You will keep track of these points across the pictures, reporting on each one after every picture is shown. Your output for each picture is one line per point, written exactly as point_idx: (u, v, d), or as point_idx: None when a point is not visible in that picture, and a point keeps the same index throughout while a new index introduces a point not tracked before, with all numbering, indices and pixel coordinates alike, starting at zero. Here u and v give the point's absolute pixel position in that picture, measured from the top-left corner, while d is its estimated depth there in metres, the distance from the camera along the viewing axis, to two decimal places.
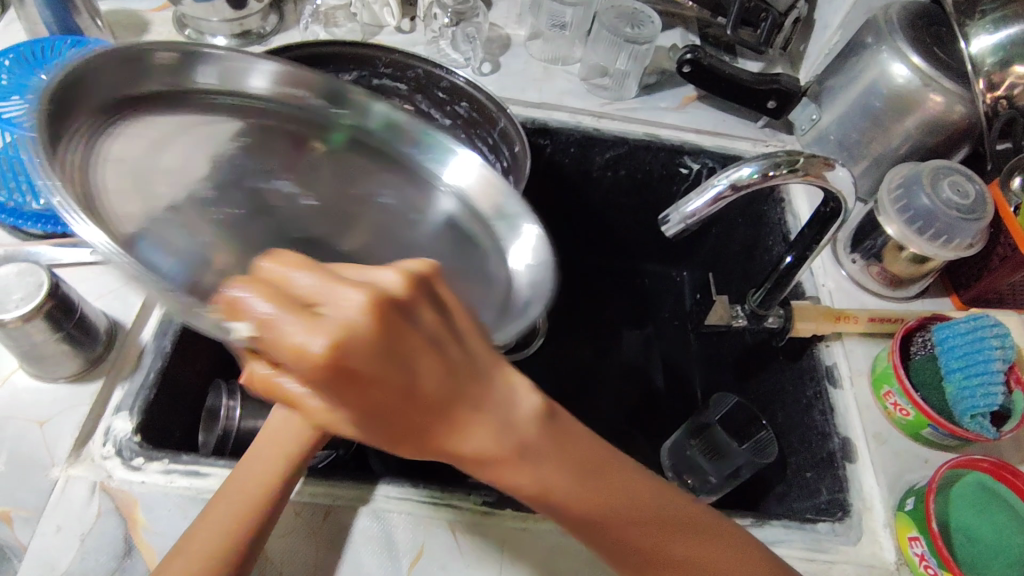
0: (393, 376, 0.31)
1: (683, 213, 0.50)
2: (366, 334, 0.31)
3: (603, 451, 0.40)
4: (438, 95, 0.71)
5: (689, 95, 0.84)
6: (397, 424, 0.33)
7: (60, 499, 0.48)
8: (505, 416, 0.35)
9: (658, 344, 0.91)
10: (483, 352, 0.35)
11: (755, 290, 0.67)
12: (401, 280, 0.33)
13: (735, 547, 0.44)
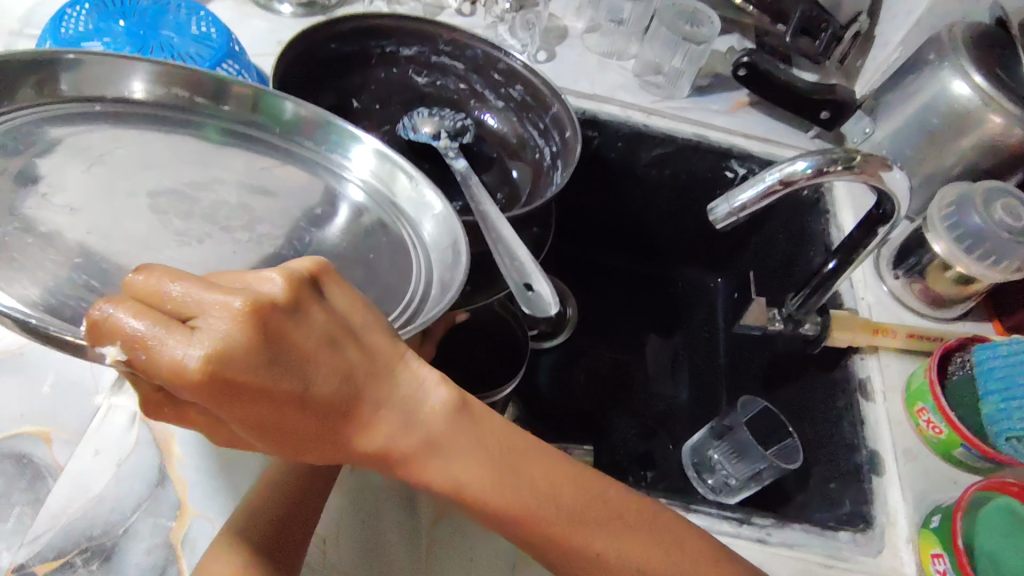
0: (282, 379, 0.33)
1: (731, 204, 0.50)
2: (244, 343, 0.31)
3: (519, 444, 0.40)
4: (494, 77, 0.71)
5: (741, 100, 0.83)
6: (295, 425, 0.34)
7: (100, 425, 0.49)
8: (402, 411, 0.37)
9: (686, 350, 0.91)
10: (379, 350, 0.37)
11: (795, 295, 0.67)
12: (282, 284, 0.34)
13: (669, 537, 0.44)
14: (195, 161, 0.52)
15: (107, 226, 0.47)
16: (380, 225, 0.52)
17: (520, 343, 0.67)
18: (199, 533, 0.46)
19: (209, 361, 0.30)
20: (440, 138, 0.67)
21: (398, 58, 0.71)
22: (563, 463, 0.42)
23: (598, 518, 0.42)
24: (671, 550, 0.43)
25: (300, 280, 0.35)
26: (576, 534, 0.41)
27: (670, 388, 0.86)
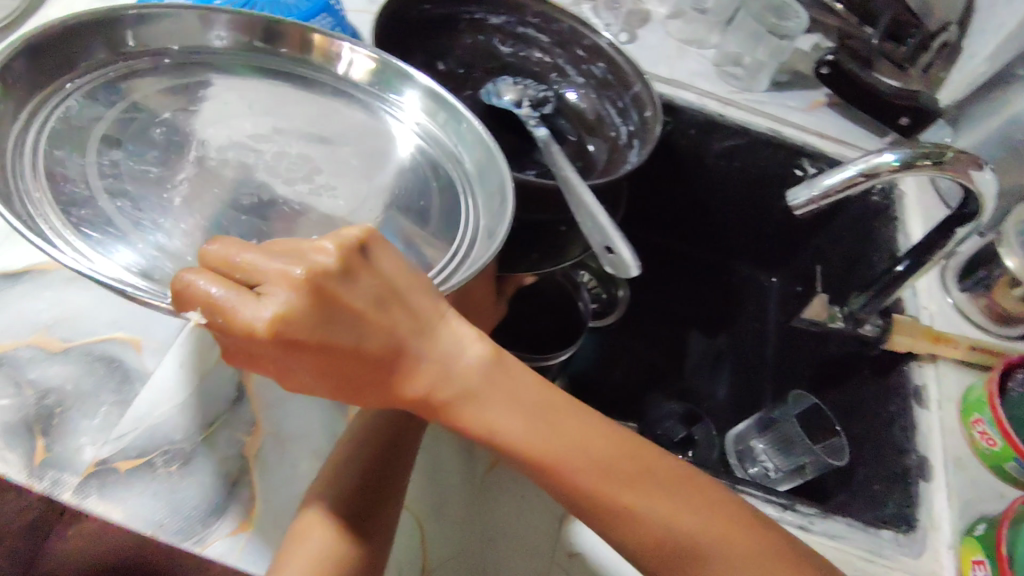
0: (337, 337, 0.36)
1: (812, 189, 0.51)
2: (301, 307, 0.35)
3: (560, 407, 0.41)
4: (577, 53, 0.72)
5: (818, 100, 0.83)
6: (349, 377, 0.38)
7: (187, 339, 0.52)
8: (444, 368, 0.39)
9: (731, 353, 0.90)
10: (425, 308, 0.39)
11: (858, 294, 0.67)
12: (336, 251, 0.37)
13: (727, 510, 0.43)
14: (262, 107, 0.54)
15: (212, 156, 0.50)
16: (432, 171, 0.54)
17: (578, 311, 0.68)
18: (270, 452, 0.50)
19: (272, 325, 0.35)
20: (522, 106, 0.69)
21: (486, 26, 0.73)
22: (609, 429, 0.42)
23: (647, 483, 0.41)
24: (728, 523, 0.42)
25: (350, 246, 0.38)
26: (626, 495, 0.41)
27: (705, 388, 0.86)
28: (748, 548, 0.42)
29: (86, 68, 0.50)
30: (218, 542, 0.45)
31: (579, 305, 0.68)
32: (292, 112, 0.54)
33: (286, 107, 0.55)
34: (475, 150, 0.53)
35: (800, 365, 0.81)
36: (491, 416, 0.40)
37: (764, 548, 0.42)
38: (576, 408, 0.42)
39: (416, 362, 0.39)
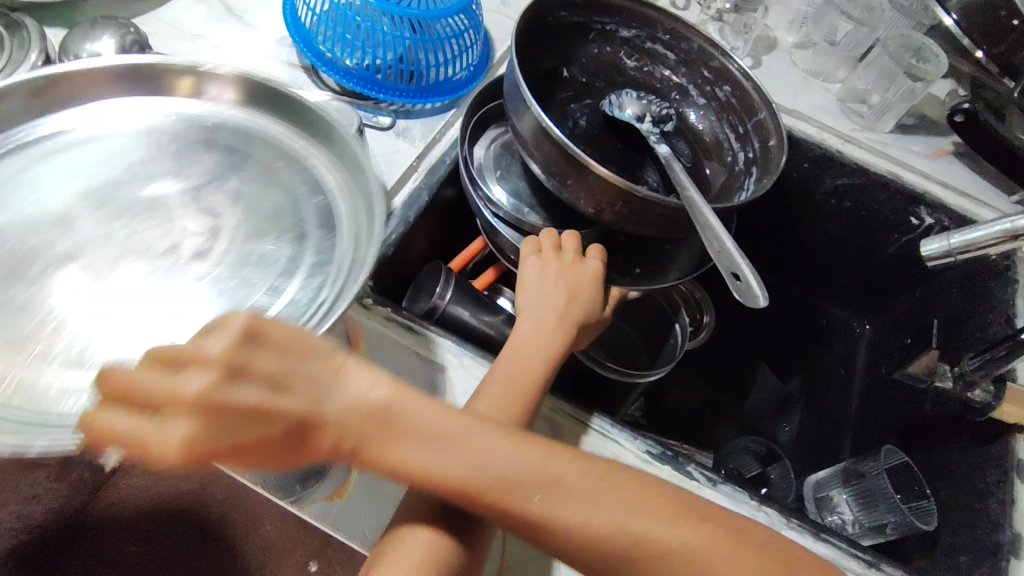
0: (247, 438, 0.34)
1: (950, 240, 0.50)
2: (204, 423, 0.33)
3: (460, 434, 0.41)
4: (703, 74, 0.72)
5: (944, 148, 0.79)
6: (277, 462, 0.37)
7: None
8: (342, 422, 0.38)
9: (803, 398, 0.89)
10: (319, 370, 0.38)
11: (973, 357, 0.62)
12: (219, 349, 0.35)
13: (654, 499, 0.40)
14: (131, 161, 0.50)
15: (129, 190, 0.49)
16: (301, 178, 0.52)
17: (673, 331, 0.70)
18: None
19: (179, 452, 0.33)
20: (643, 121, 0.68)
21: (614, 38, 0.73)
22: (516, 443, 0.41)
23: (563, 493, 0.39)
24: (659, 515, 0.39)
25: (236, 344, 0.35)
26: (538, 507, 0.39)
27: (765, 429, 0.86)
28: (676, 540, 0.39)
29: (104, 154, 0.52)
30: (314, 505, 0.49)
31: (675, 326, 0.70)
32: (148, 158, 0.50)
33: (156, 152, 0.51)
34: (350, 164, 0.51)
35: (890, 422, 0.77)
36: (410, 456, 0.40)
37: (694, 539, 0.39)
38: (482, 432, 0.41)
39: (322, 425, 0.37)
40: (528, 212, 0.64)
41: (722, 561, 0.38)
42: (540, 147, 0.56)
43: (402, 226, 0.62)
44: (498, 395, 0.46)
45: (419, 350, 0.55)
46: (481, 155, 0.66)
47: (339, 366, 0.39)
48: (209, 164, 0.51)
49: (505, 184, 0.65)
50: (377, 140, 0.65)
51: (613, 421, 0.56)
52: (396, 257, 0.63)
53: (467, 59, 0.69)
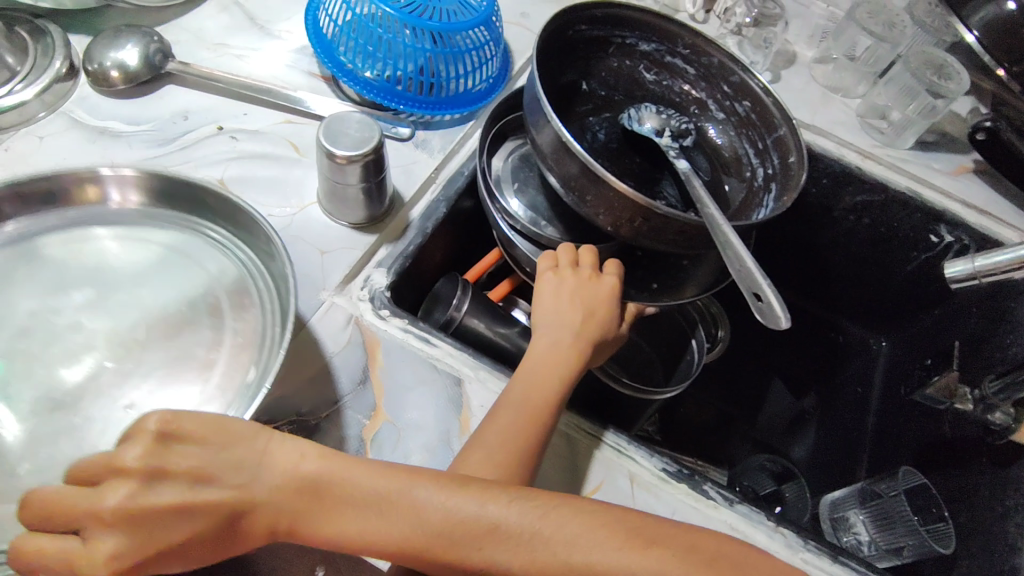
0: (169, 538, 0.36)
1: (975, 263, 0.49)
2: (122, 538, 0.35)
3: (391, 494, 0.40)
4: (723, 89, 0.71)
5: (965, 166, 0.78)
6: (214, 549, 0.38)
7: (323, 317, 0.55)
8: (266, 505, 0.38)
9: (819, 415, 0.88)
10: (241, 450, 0.39)
11: (993, 379, 0.62)
12: (132, 456, 0.37)
13: (603, 527, 0.38)
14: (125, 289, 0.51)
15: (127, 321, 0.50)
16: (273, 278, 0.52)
17: (690, 346, 0.70)
18: (387, 437, 0.51)
19: (108, 566, 0.35)
20: (663, 136, 0.67)
21: (635, 52, 0.73)
22: (447, 493, 0.39)
23: (503, 539, 0.38)
24: (608, 546, 0.38)
25: (146, 449, 0.37)
26: (478, 557, 0.38)
27: (777, 445, 0.85)
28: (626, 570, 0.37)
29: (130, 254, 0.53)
30: None
31: (692, 342, 0.70)
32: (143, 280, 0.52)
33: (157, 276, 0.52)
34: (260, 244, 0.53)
35: (907, 442, 0.76)
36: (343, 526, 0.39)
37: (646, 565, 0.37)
38: (411, 489, 0.40)
39: (246, 515, 0.38)
40: (546, 225, 0.64)
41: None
42: (559, 161, 0.55)
43: (421, 237, 0.62)
44: (495, 427, 0.46)
45: (435, 362, 0.55)
46: (500, 167, 0.66)
47: (258, 448, 0.39)
48: (143, 270, 0.53)
49: (522, 198, 0.65)
50: (397, 151, 0.66)
51: (628, 439, 0.55)
52: (414, 269, 0.63)
53: (487, 71, 0.69)
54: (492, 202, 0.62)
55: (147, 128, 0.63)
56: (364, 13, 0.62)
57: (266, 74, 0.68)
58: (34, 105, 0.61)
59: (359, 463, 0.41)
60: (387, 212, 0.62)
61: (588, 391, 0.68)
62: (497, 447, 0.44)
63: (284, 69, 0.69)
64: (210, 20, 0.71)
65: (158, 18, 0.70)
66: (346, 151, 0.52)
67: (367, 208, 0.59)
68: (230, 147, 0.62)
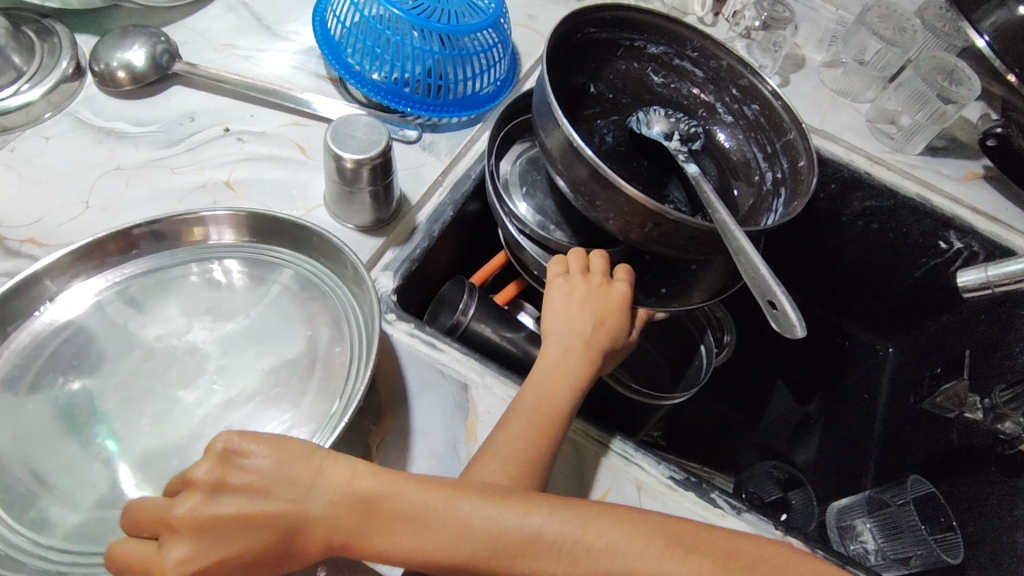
0: (233, 549, 0.38)
1: (988, 272, 0.49)
2: (193, 548, 0.37)
3: (434, 508, 0.40)
4: (731, 92, 0.71)
5: (975, 171, 0.77)
6: (271, 561, 0.39)
7: None
8: (318, 521, 0.39)
9: (823, 420, 0.87)
10: (296, 467, 0.40)
11: (1005, 389, 0.63)
12: (201, 469, 0.39)
13: (640, 535, 0.39)
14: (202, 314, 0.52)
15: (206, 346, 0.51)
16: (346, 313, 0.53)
17: (699, 352, 0.70)
18: (393, 443, 0.51)
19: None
20: (672, 139, 0.67)
21: (643, 54, 0.72)
22: (491, 506, 0.40)
23: (548, 550, 0.39)
24: (649, 553, 0.38)
25: (212, 465, 0.39)
26: (523, 566, 0.39)
27: (782, 450, 0.85)
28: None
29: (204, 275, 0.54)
30: None
31: (701, 348, 0.70)
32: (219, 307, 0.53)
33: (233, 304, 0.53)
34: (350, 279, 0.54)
35: (914, 449, 0.75)
36: (396, 542, 0.40)
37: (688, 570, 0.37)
38: (455, 503, 0.40)
39: (301, 529, 0.39)
40: (553, 229, 0.63)
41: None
42: (568, 165, 0.55)
43: (427, 240, 0.61)
44: (504, 437, 0.45)
45: (442, 367, 0.55)
46: (507, 170, 0.66)
47: (314, 466, 0.40)
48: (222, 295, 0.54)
49: (529, 202, 0.64)
50: (403, 154, 0.65)
51: (636, 445, 0.55)
52: (421, 272, 0.63)
53: (495, 74, 0.69)
54: (500, 205, 0.62)
55: (155, 129, 0.63)
56: (371, 14, 0.62)
57: (272, 75, 0.68)
58: (41, 105, 0.61)
59: (409, 480, 0.41)
60: (395, 214, 0.61)
61: (593, 397, 0.67)
62: (508, 457, 0.44)
63: (290, 70, 0.68)
64: (216, 19, 0.71)
65: (165, 18, 0.70)
66: (354, 155, 0.52)
67: (374, 212, 0.58)
68: (237, 148, 0.62)
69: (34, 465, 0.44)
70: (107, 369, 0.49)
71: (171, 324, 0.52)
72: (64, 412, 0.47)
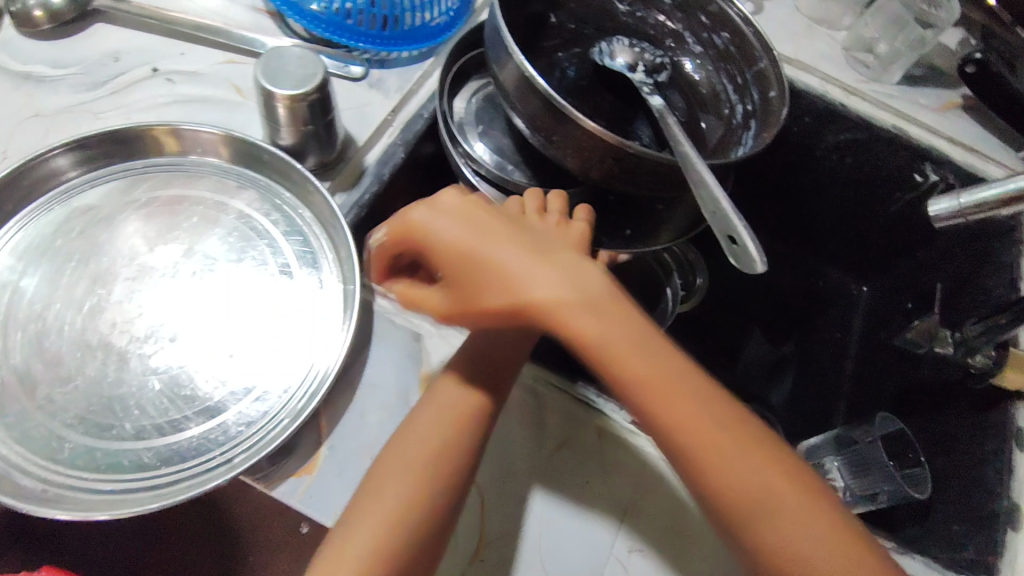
0: (488, 257, 0.39)
1: (962, 199, 0.46)
2: (461, 232, 0.41)
3: (647, 341, 0.38)
4: (700, 20, 0.66)
5: (954, 100, 0.74)
6: (473, 286, 0.40)
7: (284, 237, 0.53)
8: (553, 287, 0.38)
9: (796, 360, 0.86)
10: (565, 245, 0.40)
11: (976, 321, 0.59)
12: (458, 194, 0.44)
13: (811, 496, 0.38)
14: (164, 234, 0.52)
15: (173, 267, 0.50)
16: (320, 237, 0.53)
17: (665, 294, 0.69)
18: (341, 397, 0.49)
19: (446, 237, 0.41)
20: (636, 70, 0.63)
21: None
22: (702, 382, 0.39)
23: (701, 442, 0.38)
24: (790, 505, 0.37)
25: (498, 209, 0.43)
26: (699, 442, 0.38)
27: (759, 392, 0.83)
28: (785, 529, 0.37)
29: (169, 190, 0.53)
30: (282, 484, 0.46)
31: (667, 289, 0.70)
32: (187, 228, 0.52)
33: (199, 226, 0.52)
34: (316, 206, 0.53)
35: (886, 386, 0.75)
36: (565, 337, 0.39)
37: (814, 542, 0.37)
38: (671, 354, 0.39)
39: (498, 290, 0.39)
40: (512, 170, 0.60)
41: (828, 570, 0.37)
42: (523, 99, 0.51)
43: (377, 185, 0.58)
44: (450, 387, 0.46)
45: (394, 316, 0.52)
46: (462, 110, 0.62)
47: (554, 253, 0.39)
48: (186, 211, 0.53)
49: (487, 141, 0.61)
50: (349, 93, 0.61)
51: (598, 392, 0.53)
52: (375, 217, 0.59)
53: (446, 2, 0.63)
54: (455, 147, 0.58)
55: (75, 71, 0.58)
56: None
57: (203, 9, 0.62)
58: None
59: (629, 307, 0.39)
60: (342, 157, 0.58)
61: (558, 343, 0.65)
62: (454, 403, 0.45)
63: (223, 2, 0.63)
64: None
65: None
66: (290, 90, 0.48)
67: (316, 153, 0.55)
68: (166, 90, 0.58)
69: (13, 403, 0.45)
70: (71, 293, 0.48)
71: (137, 247, 0.51)
72: (30, 345, 0.46)
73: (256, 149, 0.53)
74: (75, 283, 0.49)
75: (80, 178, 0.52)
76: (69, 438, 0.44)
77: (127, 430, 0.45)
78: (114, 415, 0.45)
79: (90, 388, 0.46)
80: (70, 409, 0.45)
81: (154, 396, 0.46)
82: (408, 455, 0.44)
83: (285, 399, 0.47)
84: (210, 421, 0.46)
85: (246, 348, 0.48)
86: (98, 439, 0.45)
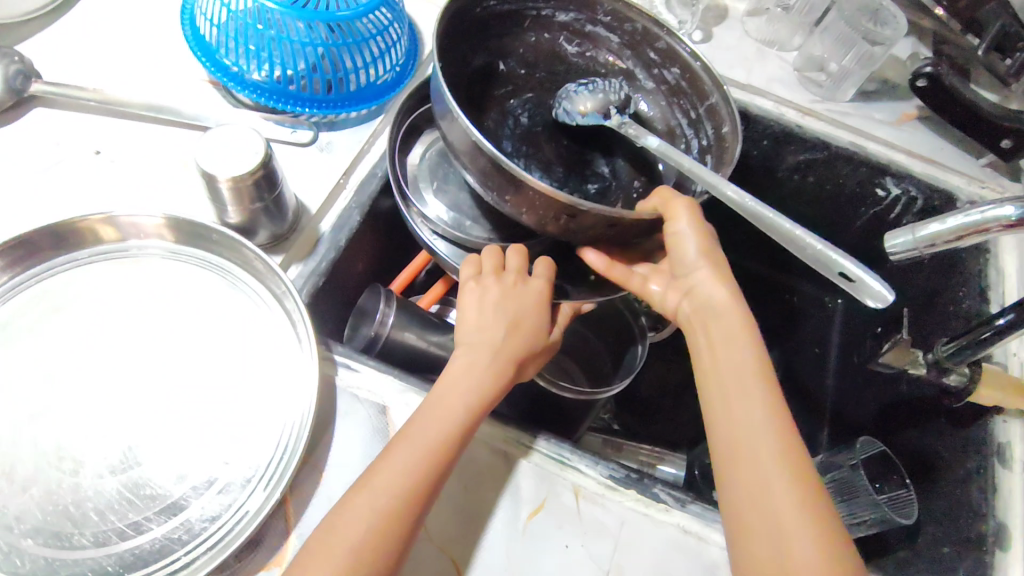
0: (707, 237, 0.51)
1: (916, 234, 0.45)
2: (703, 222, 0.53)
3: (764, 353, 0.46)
4: (649, 56, 0.66)
5: (909, 112, 0.74)
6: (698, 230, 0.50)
7: (239, 317, 0.52)
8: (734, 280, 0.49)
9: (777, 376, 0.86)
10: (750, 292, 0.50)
11: (947, 340, 0.57)
12: None
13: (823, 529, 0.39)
14: (115, 325, 0.50)
15: (128, 357, 0.49)
16: (277, 314, 0.52)
17: (635, 338, 0.68)
18: (307, 482, 0.47)
19: None
20: (611, 116, 0.61)
21: (551, 24, 0.68)
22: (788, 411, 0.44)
23: (742, 379, 0.44)
24: (782, 453, 0.41)
25: None
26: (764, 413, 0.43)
27: None
28: (765, 467, 0.41)
29: (117, 278, 0.52)
30: None
31: (637, 334, 0.68)
32: (140, 316, 0.51)
33: (152, 313, 0.51)
34: (270, 282, 0.52)
35: (869, 400, 0.74)
36: (701, 295, 0.48)
37: (798, 516, 0.39)
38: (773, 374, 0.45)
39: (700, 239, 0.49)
40: (470, 225, 0.60)
41: (800, 554, 0.38)
42: (471, 159, 0.50)
43: (334, 251, 0.57)
44: (389, 466, 0.42)
45: (357, 390, 0.51)
46: (415, 169, 0.62)
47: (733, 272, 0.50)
48: (136, 298, 0.51)
49: (442, 198, 0.60)
50: (298, 158, 0.60)
51: (573, 447, 0.52)
52: (334, 283, 0.59)
53: (392, 59, 0.63)
54: (408, 208, 0.58)
55: (15, 160, 0.56)
56: (247, 9, 0.56)
57: (146, 86, 0.61)
58: None
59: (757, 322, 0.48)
60: (295, 226, 0.56)
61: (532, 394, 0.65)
62: (389, 489, 0.41)
63: (166, 77, 0.62)
64: (73, 28, 0.63)
65: (17, 35, 0.62)
66: (229, 171, 0.47)
67: (267, 227, 0.53)
68: (112, 173, 0.57)
69: None
70: (22, 398, 0.47)
71: (89, 341, 0.49)
72: None
73: (203, 230, 0.52)
74: (25, 387, 0.47)
75: (24, 276, 0.51)
76: (27, 550, 0.42)
77: (86, 538, 0.43)
78: (73, 522, 0.43)
79: (46, 495, 0.44)
80: (26, 521, 0.43)
81: (113, 498, 0.44)
82: (348, 530, 0.40)
83: (249, 488, 0.45)
84: (174, 519, 0.44)
85: (207, 434, 0.47)
86: (58, 551, 0.43)
